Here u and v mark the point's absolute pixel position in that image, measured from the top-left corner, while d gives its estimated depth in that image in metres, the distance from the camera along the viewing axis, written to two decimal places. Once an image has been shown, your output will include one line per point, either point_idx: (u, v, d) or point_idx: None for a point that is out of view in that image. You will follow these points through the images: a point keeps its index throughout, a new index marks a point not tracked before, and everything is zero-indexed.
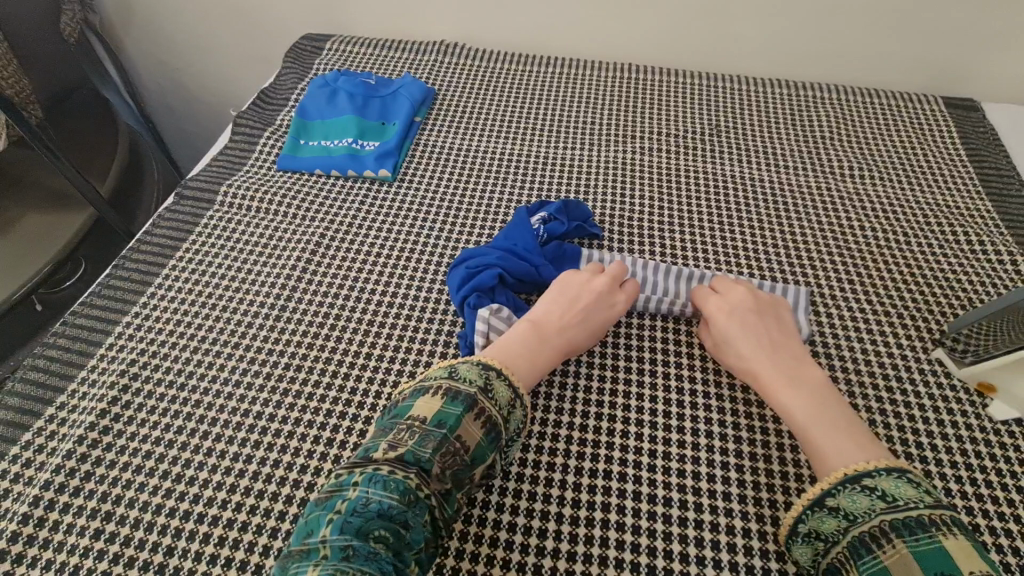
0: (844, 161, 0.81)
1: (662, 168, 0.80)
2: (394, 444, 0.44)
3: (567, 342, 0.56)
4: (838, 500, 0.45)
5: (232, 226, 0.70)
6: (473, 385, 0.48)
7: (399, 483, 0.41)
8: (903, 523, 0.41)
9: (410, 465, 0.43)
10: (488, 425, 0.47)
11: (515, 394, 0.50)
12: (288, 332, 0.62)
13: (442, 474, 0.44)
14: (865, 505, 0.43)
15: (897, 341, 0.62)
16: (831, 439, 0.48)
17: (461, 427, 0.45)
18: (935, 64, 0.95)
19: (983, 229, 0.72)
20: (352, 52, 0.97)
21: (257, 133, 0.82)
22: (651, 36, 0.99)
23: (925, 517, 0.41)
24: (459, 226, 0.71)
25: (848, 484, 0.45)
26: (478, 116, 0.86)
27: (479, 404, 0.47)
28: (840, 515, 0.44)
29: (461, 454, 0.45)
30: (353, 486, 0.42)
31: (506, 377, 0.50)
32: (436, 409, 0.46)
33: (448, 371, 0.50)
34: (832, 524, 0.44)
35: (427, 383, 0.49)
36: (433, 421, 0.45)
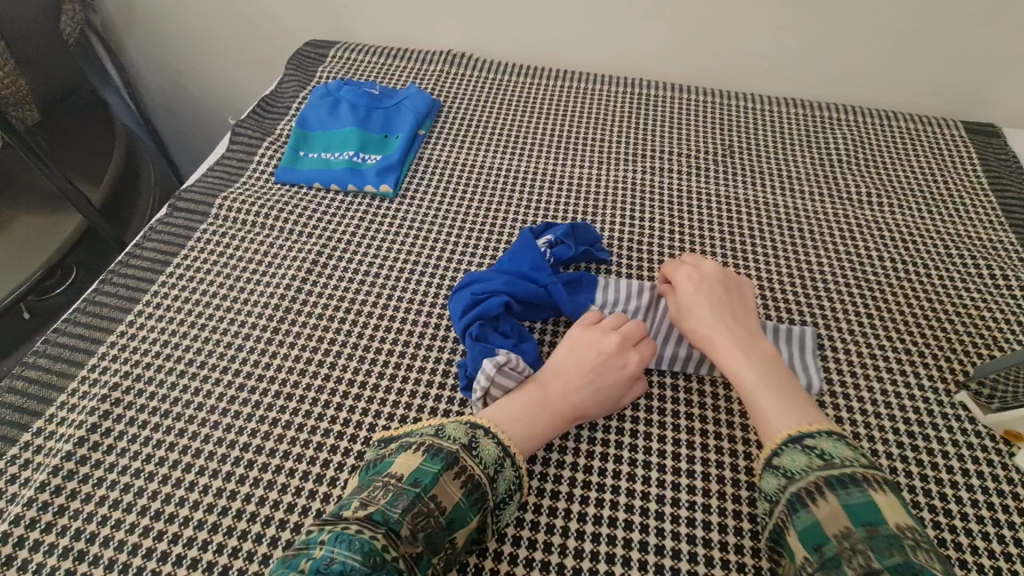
0: (863, 187, 0.79)
1: (674, 190, 0.77)
2: (366, 502, 0.42)
3: (574, 407, 0.52)
4: (780, 460, 0.46)
5: (226, 241, 0.68)
6: (457, 442, 0.47)
7: (365, 543, 0.38)
8: (834, 479, 0.42)
9: (378, 525, 0.40)
10: (469, 485, 0.45)
11: (503, 451, 0.48)
12: (280, 356, 0.59)
13: (413, 535, 0.41)
14: (802, 463, 0.44)
15: (919, 381, 0.59)
16: (775, 405, 0.49)
17: (437, 486, 0.43)
18: (956, 87, 0.92)
19: (1008, 264, 0.69)
20: (357, 60, 0.95)
21: (255, 143, 0.79)
22: (664, 50, 0.96)
23: (856, 474, 0.42)
24: (461, 247, 0.68)
25: (791, 444, 0.46)
26: (485, 131, 0.84)
27: (461, 461, 0.45)
28: (780, 472, 0.45)
29: (437, 515, 0.42)
30: (320, 544, 0.39)
31: (496, 436, 0.48)
32: (414, 466, 0.45)
33: (435, 428, 0.48)
34: (775, 484, 0.45)
35: (412, 439, 0.48)
36: (410, 479, 0.44)
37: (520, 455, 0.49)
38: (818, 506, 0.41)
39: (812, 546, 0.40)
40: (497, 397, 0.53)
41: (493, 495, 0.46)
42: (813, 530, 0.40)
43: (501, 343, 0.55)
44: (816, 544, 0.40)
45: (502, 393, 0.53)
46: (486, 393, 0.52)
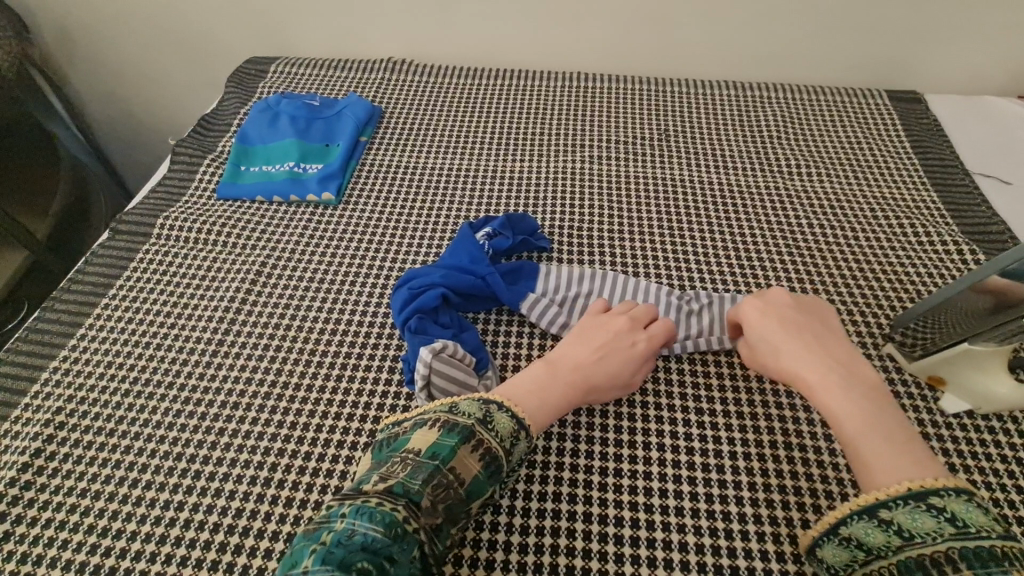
0: (794, 159, 0.82)
1: (613, 176, 0.79)
2: (385, 476, 0.43)
3: (587, 379, 0.53)
4: (894, 514, 0.41)
5: (169, 259, 0.68)
6: (472, 418, 0.47)
7: (386, 516, 0.40)
8: (973, 553, 0.38)
9: (399, 497, 0.41)
10: (486, 459, 0.46)
11: (518, 424, 0.48)
12: (225, 368, 0.59)
13: (433, 507, 0.43)
14: (928, 526, 0.40)
15: (848, 338, 0.61)
16: (878, 447, 0.44)
17: (455, 459, 0.45)
18: (879, 59, 0.96)
19: (930, 220, 0.72)
20: (298, 74, 0.96)
21: (197, 161, 0.80)
22: (599, 42, 0.99)
23: (996, 549, 0.38)
24: (405, 246, 0.69)
25: (910, 501, 0.41)
26: (426, 133, 0.85)
27: (477, 436, 0.46)
28: (890, 529, 0.41)
29: (456, 487, 0.44)
30: (340, 518, 0.40)
31: (510, 410, 0.49)
32: (430, 442, 0.46)
33: (449, 405, 0.49)
34: (880, 539, 0.41)
35: (424, 416, 0.48)
36: (427, 453, 0.45)
37: (531, 432, 0.49)
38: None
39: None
40: (436, 387, 0.53)
41: (508, 466, 0.47)
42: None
43: (439, 333, 0.56)
44: None
45: (441, 380, 0.53)
46: (426, 382, 0.53)
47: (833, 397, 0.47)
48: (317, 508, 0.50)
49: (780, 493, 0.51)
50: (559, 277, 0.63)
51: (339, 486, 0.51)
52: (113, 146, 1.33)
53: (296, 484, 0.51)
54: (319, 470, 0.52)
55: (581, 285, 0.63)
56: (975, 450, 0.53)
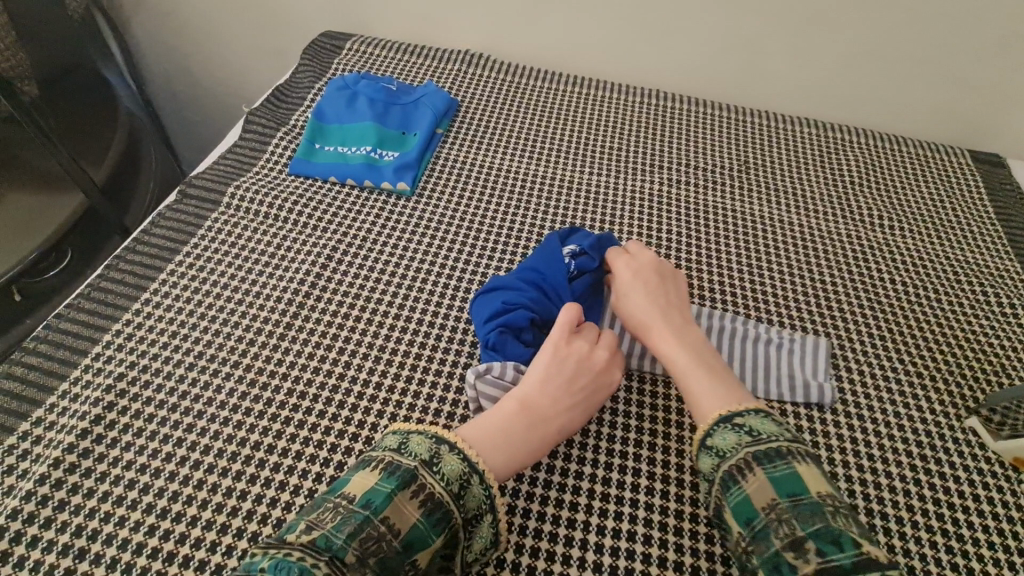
0: (875, 211, 0.80)
1: (689, 203, 0.78)
2: (312, 526, 0.39)
3: (561, 422, 0.51)
4: (712, 439, 0.46)
5: (240, 232, 0.66)
6: (417, 458, 0.44)
7: (302, 570, 0.36)
8: (764, 454, 0.43)
9: (321, 551, 0.37)
10: (429, 505, 0.42)
11: (468, 467, 0.45)
12: (292, 354, 0.57)
13: (360, 561, 0.38)
14: (732, 441, 0.45)
15: (931, 405, 0.59)
16: (701, 384, 0.50)
17: (391, 508, 0.40)
18: (965, 117, 0.94)
19: (1013, 293, 0.70)
20: (374, 54, 0.94)
21: (270, 133, 0.78)
22: (681, 62, 0.96)
23: (782, 448, 0.43)
24: (480, 249, 0.67)
25: (721, 422, 0.47)
26: (502, 133, 0.83)
27: (418, 480, 0.42)
28: (712, 452, 0.46)
29: (391, 540, 0.39)
30: (258, 572, 0.36)
31: (462, 452, 0.45)
32: (367, 487, 0.42)
33: (398, 443, 0.45)
34: (707, 464, 0.46)
35: (371, 456, 0.44)
36: (360, 502, 0.40)
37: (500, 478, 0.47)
38: (750, 482, 0.42)
39: (743, 521, 0.41)
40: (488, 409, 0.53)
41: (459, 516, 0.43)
42: (745, 506, 0.42)
43: (516, 352, 0.55)
44: (749, 520, 0.41)
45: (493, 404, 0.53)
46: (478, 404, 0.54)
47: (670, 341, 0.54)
48: None
49: None
50: None
51: None
52: (166, 100, 1.31)
53: None
54: None
55: None
56: None
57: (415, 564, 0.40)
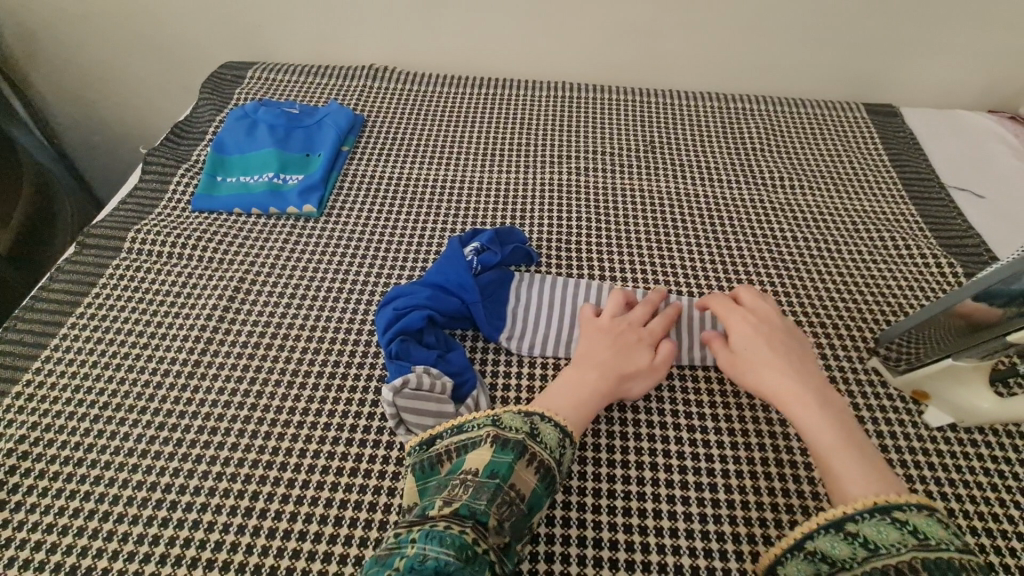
0: (778, 172, 0.82)
1: (598, 187, 0.79)
2: (449, 500, 0.43)
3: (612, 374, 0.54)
4: (860, 527, 0.43)
5: (145, 275, 0.66)
6: (520, 432, 0.47)
7: (456, 539, 0.40)
8: (931, 565, 0.39)
9: (466, 518, 0.42)
10: (542, 472, 0.46)
11: (563, 433, 0.49)
12: (202, 390, 0.57)
13: (499, 526, 0.42)
14: (891, 537, 0.41)
15: (835, 351, 0.62)
16: (849, 462, 0.46)
17: (515, 476, 0.45)
18: (857, 73, 0.98)
19: (909, 234, 0.74)
20: (276, 80, 0.93)
21: (171, 171, 0.77)
22: (581, 53, 0.98)
23: (954, 562, 0.39)
24: (389, 260, 0.68)
25: (878, 514, 0.43)
26: (409, 142, 0.83)
27: (529, 450, 0.46)
28: (856, 542, 0.42)
29: (518, 503, 0.44)
30: (412, 543, 0.40)
31: (553, 420, 0.49)
32: (486, 461, 0.46)
33: (492, 419, 0.48)
34: (845, 551, 0.43)
35: (470, 435, 0.48)
36: (485, 473, 0.45)
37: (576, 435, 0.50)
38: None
39: None
40: (411, 419, 0.52)
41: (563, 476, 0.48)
42: None
43: (423, 356, 0.54)
44: None
45: (414, 416, 0.52)
46: (400, 419, 0.52)
47: (812, 417, 0.50)
48: (300, 539, 0.48)
49: (772, 512, 0.51)
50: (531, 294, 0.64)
51: (325, 515, 0.49)
52: (79, 150, 1.28)
53: (279, 514, 0.49)
54: (304, 498, 0.50)
55: (550, 301, 0.63)
56: (962, 464, 0.54)
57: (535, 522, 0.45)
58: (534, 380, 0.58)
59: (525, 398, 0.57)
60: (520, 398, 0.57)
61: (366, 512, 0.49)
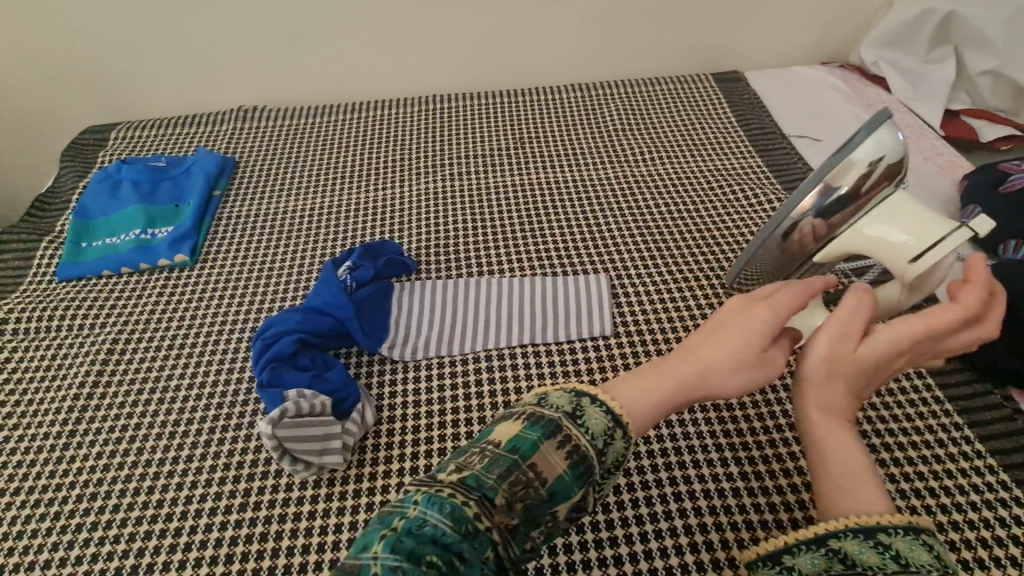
0: (638, 149, 0.88)
1: (473, 190, 0.82)
2: (462, 465, 0.34)
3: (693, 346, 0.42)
4: (893, 539, 0.33)
5: (10, 353, 0.64)
6: (561, 411, 0.36)
7: (458, 508, 0.32)
8: None
9: (472, 489, 0.33)
10: (575, 458, 0.35)
11: (614, 423, 0.37)
12: (81, 458, 0.56)
13: (509, 505, 0.33)
14: (924, 557, 0.32)
15: (697, 302, 0.67)
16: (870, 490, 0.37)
17: (539, 454, 0.34)
18: (702, 46, 1.06)
19: (756, 185, 0.81)
20: (142, 137, 0.92)
21: (31, 245, 0.74)
22: (446, 64, 1.02)
23: None
24: (268, 294, 0.68)
25: (909, 532, 0.33)
26: (283, 177, 0.84)
27: (564, 431, 0.35)
28: (887, 554, 0.33)
29: (537, 485, 0.34)
30: (414, 505, 0.32)
31: (605, 404, 0.37)
32: (512, 433, 0.35)
33: (536, 397, 0.38)
34: (873, 558, 0.33)
35: (512, 410, 0.37)
36: (507, 446, 0.35)
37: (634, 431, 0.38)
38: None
39: None
40: (293, 447, 0.52)
41: (602, 473, 0.36)
42: None
43: (296, 380, 0.55)
44: None
45: (296, 443, 0.52)
46: (283, 450, 0.52)
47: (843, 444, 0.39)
48: None
49: (649, 460, 0.55)
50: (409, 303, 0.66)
51: (217, 554, 0.49)
52: None
53: (168, 563, 0.49)
54: (193, 543, 0.50)
55: (427, 306, 0.66)
56: None
57: (558, 513, 0.35)
58: (419, 381, 0.60)
59: (411, 400, 0.58)
60: (405, 402, 0.58)
61: (258, 543, 0.50)
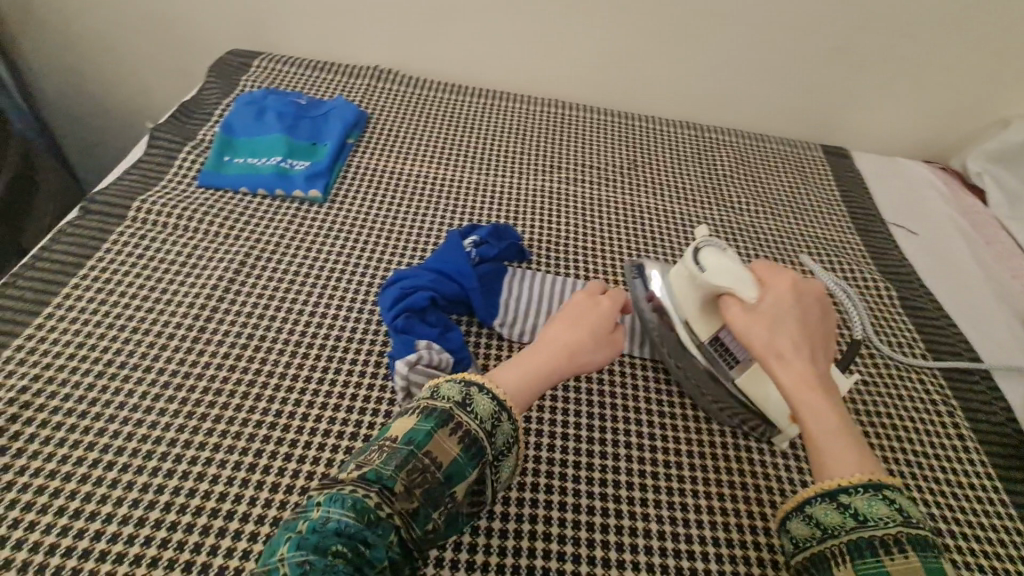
0: (746, 198, 0.91)
1: (586, 198, 0.86)
2: (363, 463, 0.42)
3: (568, 345, 0.55)
4: (853, 498, 0.43)
5: (150, 243, 0.67)
6: (451, 401, 0.45)
7: (357, 501, 0.39)
8: (916, 540, 0.41)
9: (372, 483, 0.40)
10: (466, 441, 0.44)
11: (498, 405, 0.47)
12: (207, 355, 0.59)
13: (408, 492, 0.41)
14: (880, 511, 0.42)
15: None
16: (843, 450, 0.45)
17: (431, 443, 0.43)
18: (818, 117, 1.09)
19: (854, 260, 0.84)
20: (283, 71, 0.97)
21: (176, 147, 0.79)
22: (575, 74, 1.06)
23: (930, 539, 0.41)
24: (391, 248, 0.72)
25: (870, 489, 0.43)
26: (411, 142, 0.88)
27: (456, 419, 0.44)
28: (847, 512, 0.43)
29: (433, 471, 0.42)
30: (317, 506, 0.39)
31: (491, 392, 0.47)
32: (408, 428, 0.44)
33: (430, 390, 0.47)
34: (835, 518, 0.43)
35: (411, 406, 0.46)
36: (404, 439, 0.43)
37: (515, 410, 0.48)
38: (896, 563, 0.40)
39: None
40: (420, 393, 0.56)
41: (492, 450, 0.45)
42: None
43: (425, 332, 0.59)
44: None
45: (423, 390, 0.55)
46: (409, 393, 0.56)
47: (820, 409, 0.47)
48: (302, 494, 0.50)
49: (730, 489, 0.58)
50: (527, 285, 0.69)
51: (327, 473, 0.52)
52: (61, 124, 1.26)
53: (282, 471, 0.52)
54: (306, 457, 0.53)
55: (544, 293, 0.69)
56: (888, 456, 0.63)
57: (456, 493, 0.43)
58: None
59: None
60: None
61: None
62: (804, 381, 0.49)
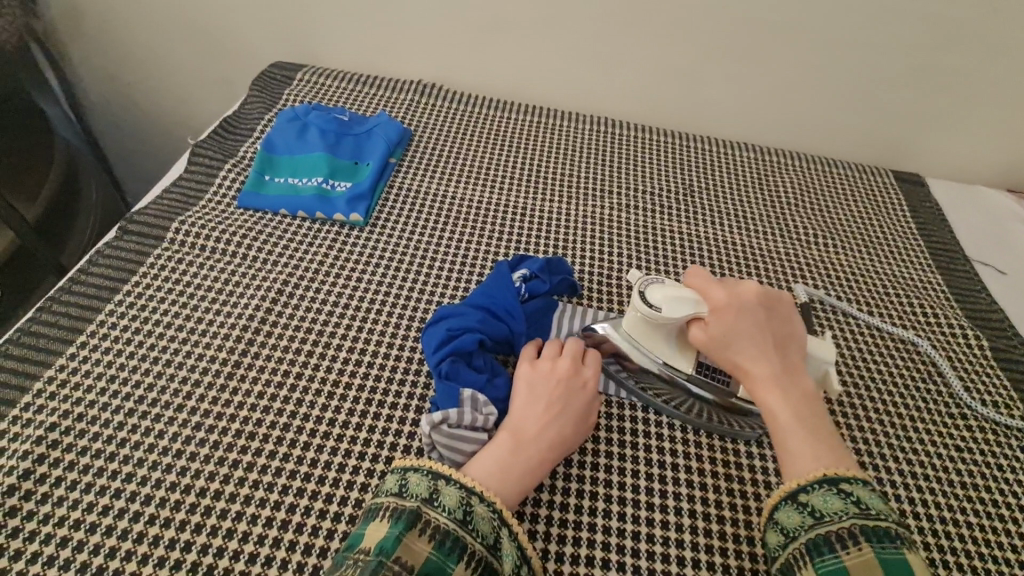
0: (812, 229, 0.84)
1: (638, 225, 0.80)
2: None
3: (552, 442, 0.51)
4: (810, 497, 0.43)
5: (186, 267, 0.65)
6: (417, 498, 0.44)
7: None
8: (872, 531, 0.40)
9: None
10: (438, 537, 0.41)
11: (467, 491, 0.45)
12: (241, 393, 0.56)
13: None
14: (835, 506, 0.41)
15: (867, 413, 0.63)
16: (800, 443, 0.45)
17: (401, 548, 0.40)
18: (889, 140, 1.01)
19: (935, 302, 0.77)
20: (325, 85, 0.94)
21: (217, 165, 0.76)
22: (626, 91, 1.00)
23: (892, 530, 0.40)
24: (434, 278, 0.68)
25: (824, 484, 0.43)
26: (454, 161, 0.84)
27: (422, 517, 0.42)
28: (806, 511, 0.43)
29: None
30: None
31: (458, 481, 0.45)
32: (379, 536, 0.41)
33: (398, 485, 0.45)
34: (796, 520, 0.43)
35: (377, 507, 0.44)
36: (375, 550, 0.40)
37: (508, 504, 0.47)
38: (851, 556, 0.39)
39: None
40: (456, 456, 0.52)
41: (472, 536, 0.42)
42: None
43: (470, 379, 0.55)
44: None
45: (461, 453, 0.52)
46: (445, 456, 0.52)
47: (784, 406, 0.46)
48: None
49: None
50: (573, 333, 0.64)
51: None
52: (106, 131, 1.27)
53: (317, 529, 0.48)
54: (341, 514, 0.49)
55: None
56: (989, 537, 0.55)
57: None
58: None
59: None
60: None
61: None
62: (772, 381, 0.47)
